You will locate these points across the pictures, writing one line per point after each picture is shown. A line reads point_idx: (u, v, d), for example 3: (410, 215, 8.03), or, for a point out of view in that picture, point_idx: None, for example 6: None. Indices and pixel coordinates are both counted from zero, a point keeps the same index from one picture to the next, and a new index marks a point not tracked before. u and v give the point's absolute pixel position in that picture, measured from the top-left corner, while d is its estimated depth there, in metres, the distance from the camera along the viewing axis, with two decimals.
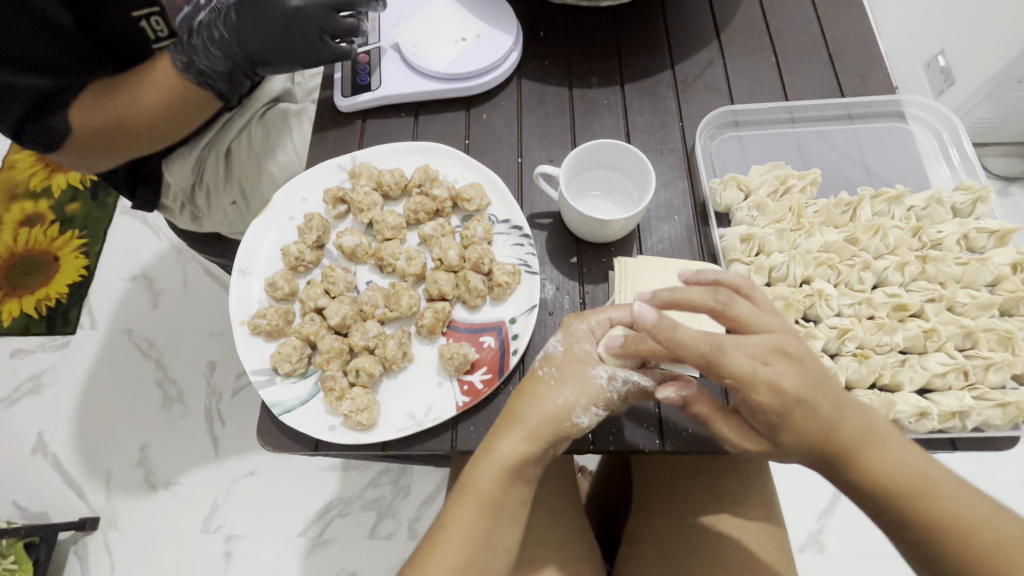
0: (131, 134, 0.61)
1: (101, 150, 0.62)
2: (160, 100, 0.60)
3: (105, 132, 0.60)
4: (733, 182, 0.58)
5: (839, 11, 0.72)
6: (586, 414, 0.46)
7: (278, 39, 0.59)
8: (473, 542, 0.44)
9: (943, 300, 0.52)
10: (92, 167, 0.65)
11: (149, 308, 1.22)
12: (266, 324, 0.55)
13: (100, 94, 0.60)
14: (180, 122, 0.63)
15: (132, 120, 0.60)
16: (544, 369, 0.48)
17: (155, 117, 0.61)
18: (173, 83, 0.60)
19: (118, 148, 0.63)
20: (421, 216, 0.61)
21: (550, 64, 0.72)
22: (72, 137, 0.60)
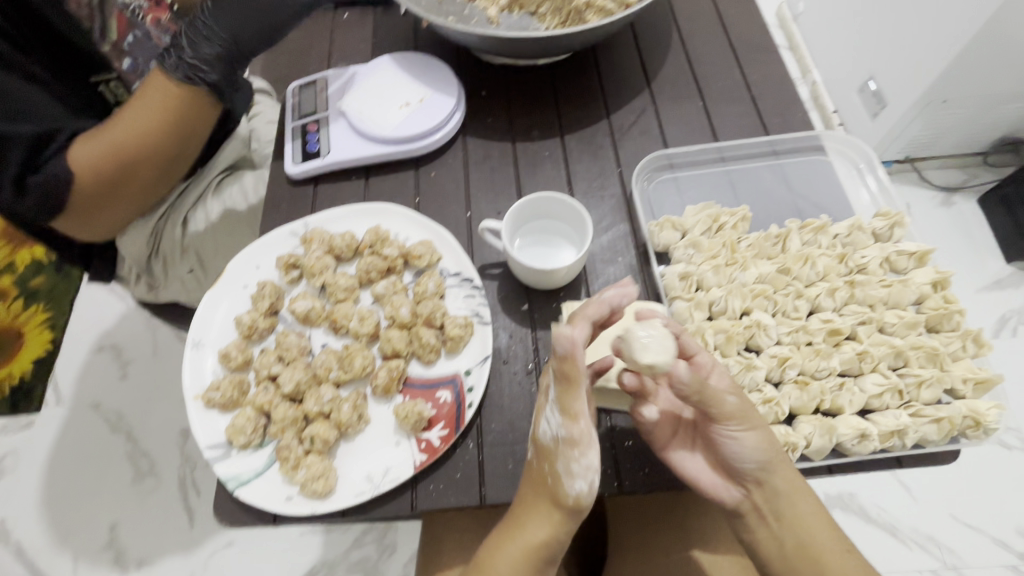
0: (130, 164, 0.68)
1: (111, 187, 0.68)
2: (163, 116, 0.67)
3: (105, 170, 0.66)
4: (668, 224, 0.61)
5: (757, 56, 0.78)
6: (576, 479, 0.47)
7: (254, 13, 0.66)
8: None
9: (873, 321, 0.55)
10: (110, 207, 0.71)
11: (118, 378, 1.19)
12: (220, 396, 0.55)
13: (104, 129, 0.66)
14: (177, 136, 0.69)
15: (132, 141, 0.66)
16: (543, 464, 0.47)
17: (152, 134, 0.67)
18: (171, 96, 0.67)
19: (118, 190, 0.69)
20: (373, 275, 0.62)
21: (492, 120, 0.75)
22: (87, 175, 0.65)
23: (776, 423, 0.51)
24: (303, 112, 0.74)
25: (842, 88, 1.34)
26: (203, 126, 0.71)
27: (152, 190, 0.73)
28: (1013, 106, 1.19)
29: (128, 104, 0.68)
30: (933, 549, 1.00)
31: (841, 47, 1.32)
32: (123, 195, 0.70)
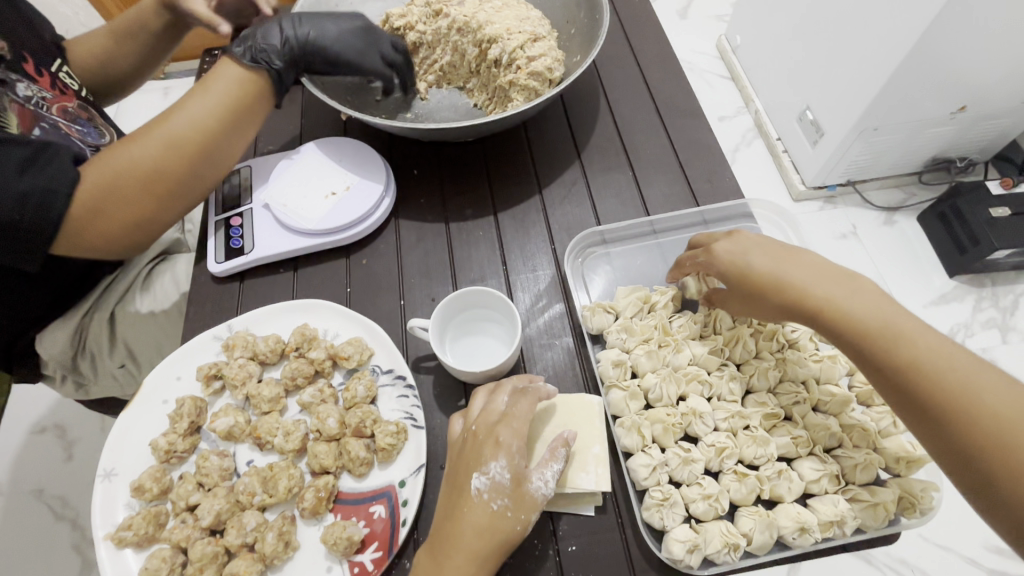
0: (162, 157, 0.62)
1: (145, 180, 0.62)
2: (223, 102, 0.65)
3: (136, 164, 0.61)
4: (599, 307, 0.60)
5: (683, 120, 0.80)
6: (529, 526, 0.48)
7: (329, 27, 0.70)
8: None
9: (806, 400, 0.54)
10: (139, 212, 0.63)
11: (62, 460, 1.28)
12: (132, 535, 0.51)
13: (161, 118, 0.64)
14: (217, 127, 0.65)
15: (176, 133, 0.63)
16: (498, 502, 0.48)
17: (206, 120, 0.64)
18: (236, 84, 0.66)
19: (146, 191, 0.62)
20: (299, 381, 0.60)
21: (425, 201, 0.75)
22: (127, 162, 0.61)
23: (717, 518, 0.50)
24: (226, 204, 0.72)
25: (785, 116, 1.37)
26: (258, 123, 0.69)
27: (186, 196, 0.66)
28: (941, 131, 1.23)
29: (191, 93, 0.66)
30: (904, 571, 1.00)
31: (778, 80, 1.37)
32: (153, 194, 0.63)
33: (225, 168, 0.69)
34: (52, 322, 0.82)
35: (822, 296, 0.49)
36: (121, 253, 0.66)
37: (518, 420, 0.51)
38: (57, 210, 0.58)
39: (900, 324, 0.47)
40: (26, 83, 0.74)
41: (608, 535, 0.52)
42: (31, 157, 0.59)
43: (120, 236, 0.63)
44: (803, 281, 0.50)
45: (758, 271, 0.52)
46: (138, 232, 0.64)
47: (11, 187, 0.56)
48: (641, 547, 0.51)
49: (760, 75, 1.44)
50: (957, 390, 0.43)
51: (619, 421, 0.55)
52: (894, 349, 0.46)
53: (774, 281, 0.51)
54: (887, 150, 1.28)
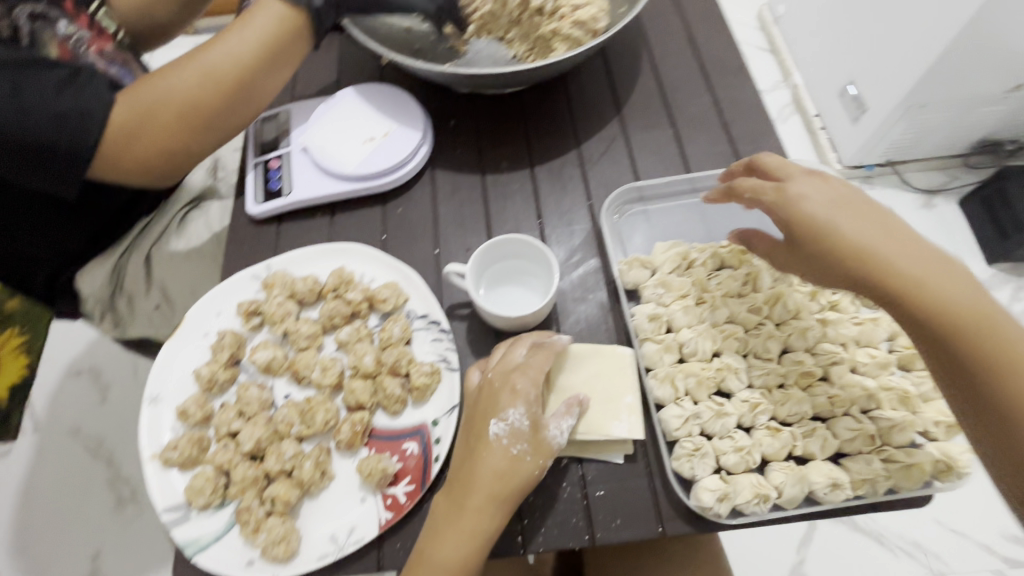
0: (198, 89, 0.63)
1: (179, 111, 0.63)
2: (260, 38, 0.65)
3: (173, 93, 0.63)
4: (636, 262, 0.60)
5: (727, 80, 0.77)
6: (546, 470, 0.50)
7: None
8: None
9: (845, 361, 0.54)
10: (173, 141, 0.64)
11: (97, 403, 1.34)
12: (178, 456, 0.53)
13: (200, 51, 0.65)
14: (256, 64, 0.65)
15: (213, 66, 0.64)
16: (517, 447, 0.49)
17: (242, 55, 0.65)
18: (275, 21, 0.66)
19: (182, 121, 0.63)
20: (336, 321, 0.61)
21: (461, 151, 0.74)
22: (165, 91, 0.63)
23: (748, 472, 0.51)
24: (265, 147, 0.72)
25: (824, 91, 1.32)
26: (295, 61, 0.69)
27: (220, 131, 0.66)
28: (992, 109, 1.17)
29: (230, 29, 0.67)
30: (919, 555, 1.00)
31: (821, 50, 1.31)
32: (190, 125, 0.64)
33: (263, 105, 0.69)
34: (91, 262, 0.85)
35: (887, 253, 0.47)
36: (154, 182, 0.67)
37: (532, 370, 0.52)
38: (96, 132, 0.60)
39: (977, 294, 0.46)
40: (66, 21, 0.75)
41: (637, 483, 0.52)
42: (69, 78, 0.61)
43: (154, 166, 0.65)
44: (860, 236, 0.48)
45: (811, 218, 0.50)
46: (170, 163, 0.66)
47: (49, 107, 0.59)
48: (669, 496, 0.51)
49: (802, 46, 1.38)
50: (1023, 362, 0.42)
51: (652, 373, 0.55)
52: (948, 313, 0.45)
53: (842, 232, 0.49)
54: (934, 128, 1.22)
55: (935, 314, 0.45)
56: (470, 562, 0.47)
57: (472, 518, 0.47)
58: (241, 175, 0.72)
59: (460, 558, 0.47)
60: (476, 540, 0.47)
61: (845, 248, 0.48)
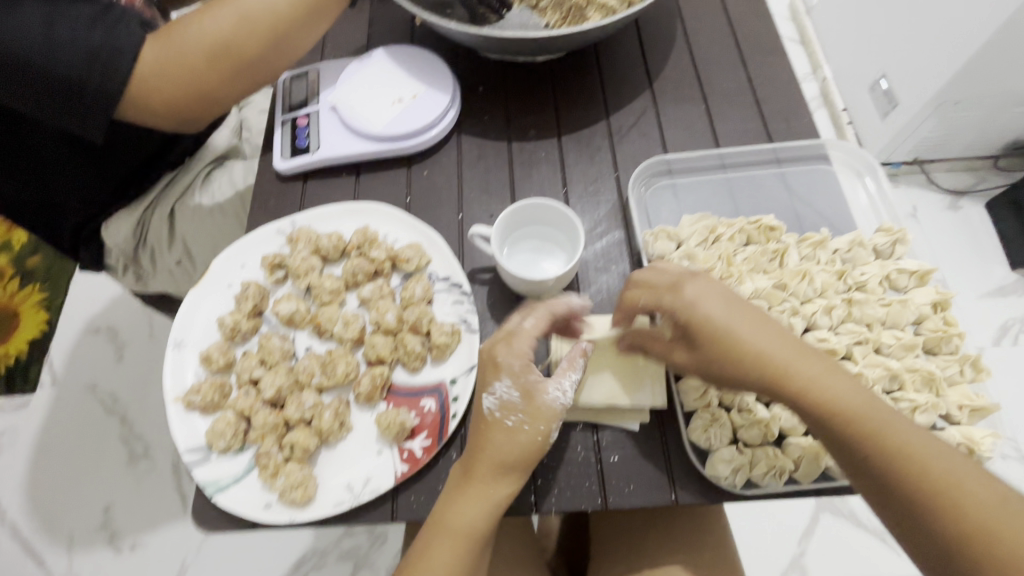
0: (233, 34, 0.63)
1: (212, 54, 0.63)
2: None
3: (208, 36, 0.63)
4: (663, 234, 0.60)
5: (762, 59, 0.76)
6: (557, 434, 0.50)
7: None
8: None
9: (869, 342, 0.53)
10: (201, 84, 0.64)
11: (113, 360, 1.36)
12: (200, 400, 0.54)
13: None
14: (292, 16, 0.65)
15: (249, 13, 0.64)
16: (510, 418, 0.48)
17: (280, 5, 0.65)
18: None
19: (214, 66, 0.64)
20: (360, 278, 0.61)
21: (489, 118, 0.73)
22: (200, 34, 0.63)
23: (764, 444, 0.51)
24: (293, 103, 0.72)
25: (854, 85, 1.30)
26: (330, 17, 0.69)
27: (249, 79, 0.67)
28: None
29: None
30: None
31: (852, 41, 1.29)
32: (221, 69, 0.64)
33: (292, 59, 0.69)
34: (116, 214, 0.85)
35: (777, 349, 0.44)
36: (180, 124, 0.68)
37: (521, 338, 0.51)
38: (126, 67, 0.61)
39: (866, 392, 0.43)
40: None
41: (652, 450, 0.52)
42: (101, 14, 0.62)
43: (183, 108, 0.65)
44: (771, 350, 0.44)
45: (733, 332, 0.44)
46: (199, 107, 0.67)
47: (83, 41, 0.59)
48: (684, 465, 0.51)
49: (834, 36, 1.35)
50: (910, 459, 0.40)
51: None
52: (873, 429, 0.41)
53: (725, 331, 0.44)
54: (965, 127, 1.20)
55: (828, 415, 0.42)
56: (491, 526, 0.48)
57: (493, 487, 0.48)
58: (268, 131, 0.72)
59: (483, 524, 0.47)
60: (491, 505, 0.48)
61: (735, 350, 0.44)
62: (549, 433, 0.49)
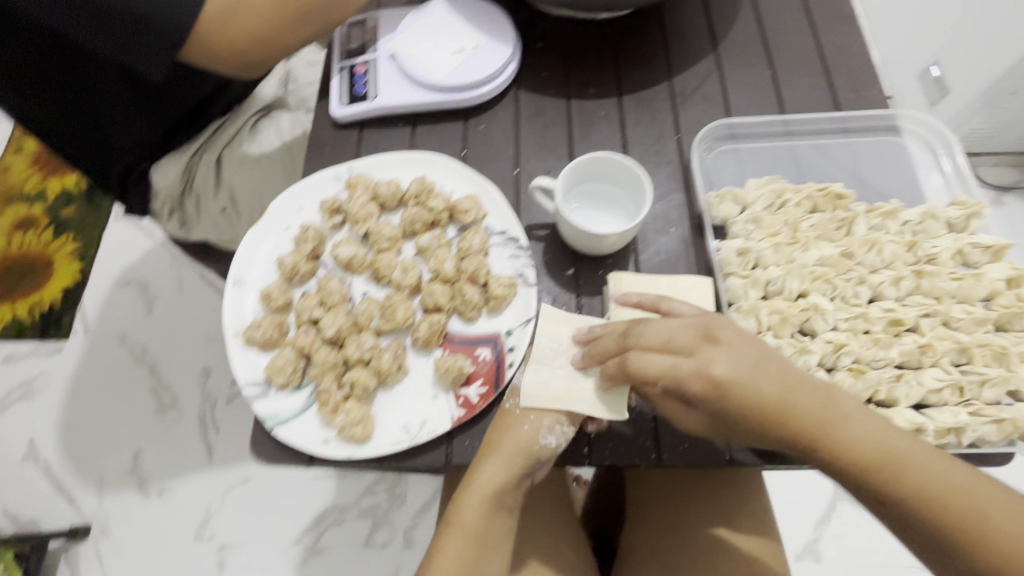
0: None
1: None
2: None
3: None
4: (729, 196, 0.59)
5: (834, 24, 0.73)
6: (552, 434, 0.50)
7: None
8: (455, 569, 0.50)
9: (938, 314, 0.52)
10: (266, 29, 0.64)
11: (143, 313, 1.38)
12: (260, 336, 0.55)
13: None
14: None
15: None
16: (510, 401, 0.52)
17: None
18: None
19: (279, 10, 0.63)
20: (417, 227, 0.61)
21: (547, 75, 0.72)
22: None
23: None
24: (350, 51, 0.72)
25: (903, 71, 1.26)
26: None
27: (311, 26, 0.67)
28: None
29: None
30: None
31: None
32: (285, 14, 0.64)
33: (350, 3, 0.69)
34: (167, 158, 0.86)
35: (791, 397, 0.41)
36: (240, 69, 0.68)
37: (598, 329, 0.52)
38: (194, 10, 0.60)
39: (869, 431, 0.41)
40: None
41: None
42: None
43: (245, 53, 0.65)
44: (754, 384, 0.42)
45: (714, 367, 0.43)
46: (260, 50, 0.66)
47: None
48: None
49: None
50: (942, 501, 0.38)
51: (734, 307, 0.54)
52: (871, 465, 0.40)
53: (734, 387, 0.42)
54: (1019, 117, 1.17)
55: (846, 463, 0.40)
56: (488, 518, 0.51)
57: (478, 482, 0.50)
58: (325, 77, 0.71)
59: (478, 519, 0.50)
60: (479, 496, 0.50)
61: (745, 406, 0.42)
62: (535, 425, 0.50)
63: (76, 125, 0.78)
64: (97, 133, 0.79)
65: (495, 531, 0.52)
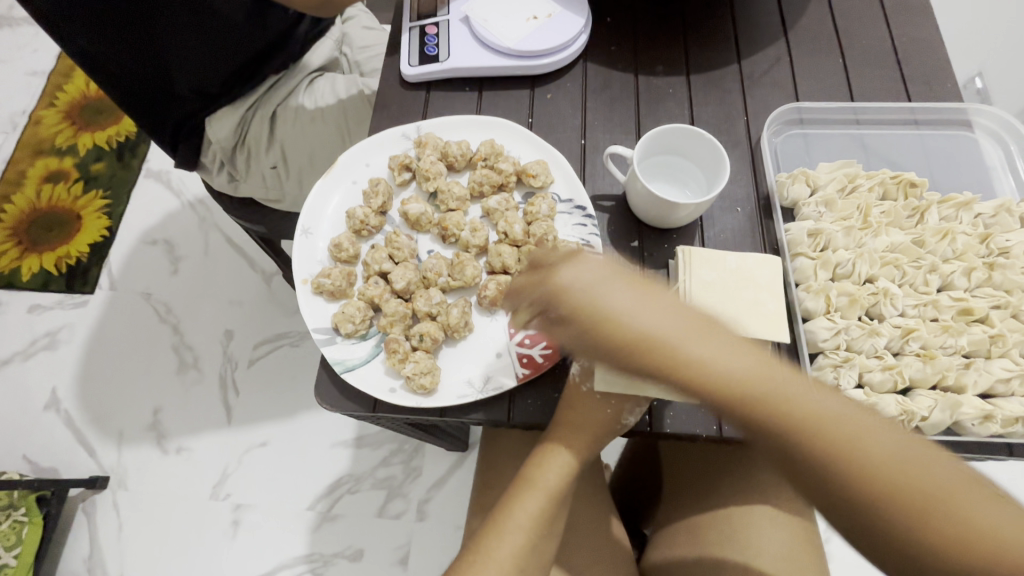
0: None
1: None
2: None
3: None
4: (802, 177, 0.59)
5: (907, 18, 0.72)
6: (633, 414, 0.52)
7: None
8: (533, 525, 0.51)
9: (1009, 307, 0.53)
10: None
11: (169, 273, 1.39)
12: (330, 284, 0.55)
13: None
14: None
15: None
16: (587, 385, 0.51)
17: None
18: None
19: None
20: (485, 189, 0.62)
21: (615, 49, 0.71)
22: None
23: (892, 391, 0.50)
24: (421, 11, 0.71)
25: None
26: None
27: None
28: None
29: None
30: None
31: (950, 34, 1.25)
32: None
33: None
34: (223, 110, 0.85)
35: (726, 361, 0.38)
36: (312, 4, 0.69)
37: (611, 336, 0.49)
38: None
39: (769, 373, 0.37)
40: None
41: None
42: None
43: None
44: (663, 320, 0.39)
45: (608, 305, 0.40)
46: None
47: None
48: None
49: None
50: (846, 449, 0.34)
51: (803, 286, 0.54)
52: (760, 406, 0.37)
53: (658, 345, 0.39)
54: None
55: (749, 407, 0.37)
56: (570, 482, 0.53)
57: (564, 445, 0.52)
58: (393, 38, 0.72)
59: (562, 481, 0.53)
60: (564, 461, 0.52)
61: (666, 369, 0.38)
62: (619, 408, 0.52)
63: (139, 67, 0.74)
64: (161, 77, 0.76)
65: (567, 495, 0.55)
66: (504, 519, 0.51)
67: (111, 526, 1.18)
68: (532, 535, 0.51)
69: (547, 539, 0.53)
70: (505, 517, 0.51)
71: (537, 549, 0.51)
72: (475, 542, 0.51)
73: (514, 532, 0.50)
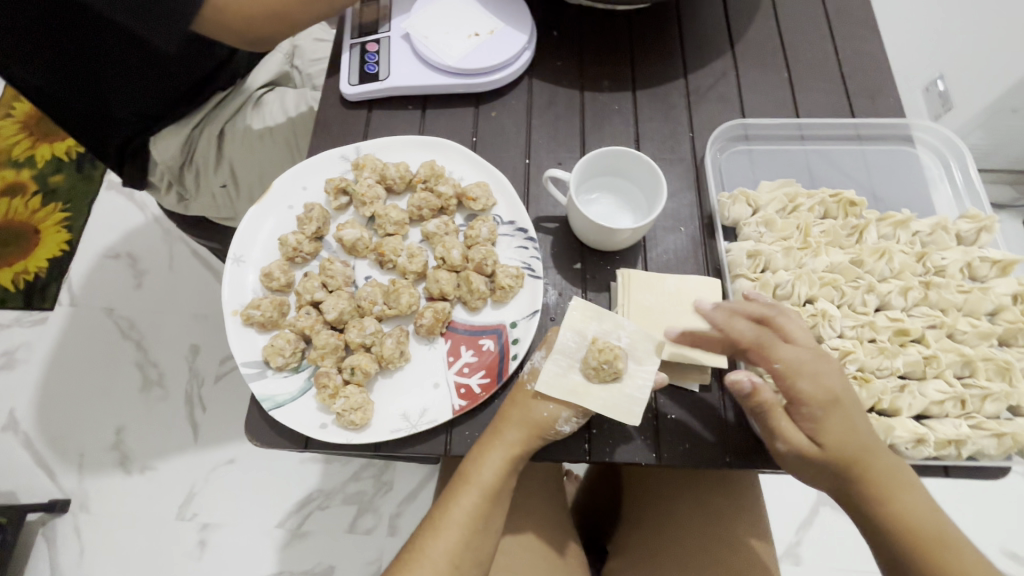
0: None
1: None
2: None
3: None
4: (742, 197, 0.58)
5: (852, 31, 0.72)
6: (568, 423, 0.50)
7: None
8: (466, 530, 0.49)
9: (944, 326, 0.53)
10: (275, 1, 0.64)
11: (132, 287, 1.35)
12: (259, 315, 0.54)
13: None
14: None
15: None
16: (532, 384, 0.51)
17: None
18: None
19: None
20: (424, 212, 0.60)
21: (562, 64, 0.70)
22: None
23: None
24: (362, 27, 0.70)
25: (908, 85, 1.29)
26: None
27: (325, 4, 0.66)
28: None
29: None
30: None
31: None
32: None
33: None
34: (165, 130, 0.80)
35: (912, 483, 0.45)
36: (243, 42, 0.67)
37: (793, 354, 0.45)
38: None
39: (934, 517, 0.44)
40: None
41: (710, 411, 0.52)
42: None
43: (263, 18, 0.65)
44: (849, 417, 0.45)
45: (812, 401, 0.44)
46: (269, 25, 0.66)
47: None
48: (739, 427, 0.51)
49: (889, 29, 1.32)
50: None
51: None
52: (922, 536, 0.44)
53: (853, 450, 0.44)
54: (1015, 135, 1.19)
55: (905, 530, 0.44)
56: (508, 477, 0.50)
57: (495, 448, 0.49)
58: (335, 56, 0.70)
59: (498, 479, 0.50)
60: (499, 463, 0.49)
61: (868, 477, 0.44)
62: (555, 417, 0.49)
63: (75, 96, 0.72)
64: (97, 103, 0.73)
65: (509, 487, 0.51)
66: (440, 515, 0.50)
67: (72, 550, 1.14)
68: (464, 546, 0.48)
69: (488, 536, 0.50)
70: (441, 513, 0.50)
71: (476, 560, 0.49)
72: (417, 538, 0.50)
73: (448, 530, 0.49)
